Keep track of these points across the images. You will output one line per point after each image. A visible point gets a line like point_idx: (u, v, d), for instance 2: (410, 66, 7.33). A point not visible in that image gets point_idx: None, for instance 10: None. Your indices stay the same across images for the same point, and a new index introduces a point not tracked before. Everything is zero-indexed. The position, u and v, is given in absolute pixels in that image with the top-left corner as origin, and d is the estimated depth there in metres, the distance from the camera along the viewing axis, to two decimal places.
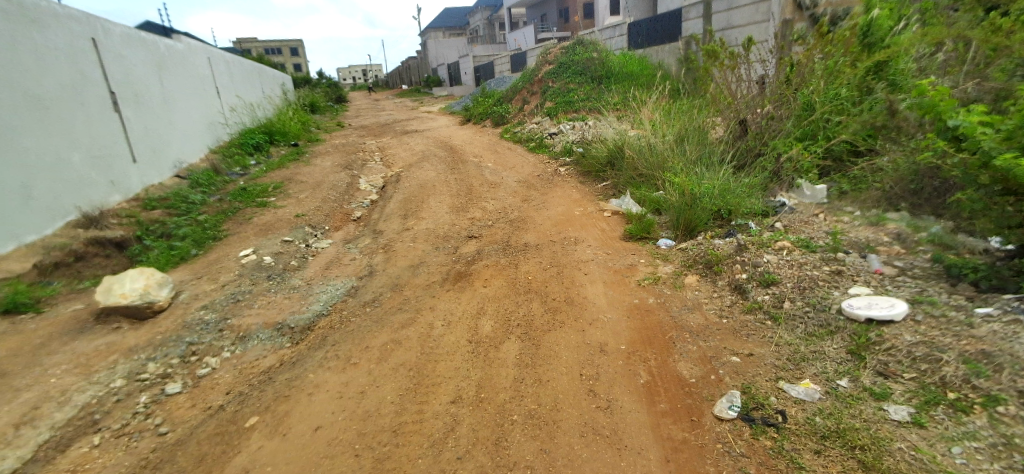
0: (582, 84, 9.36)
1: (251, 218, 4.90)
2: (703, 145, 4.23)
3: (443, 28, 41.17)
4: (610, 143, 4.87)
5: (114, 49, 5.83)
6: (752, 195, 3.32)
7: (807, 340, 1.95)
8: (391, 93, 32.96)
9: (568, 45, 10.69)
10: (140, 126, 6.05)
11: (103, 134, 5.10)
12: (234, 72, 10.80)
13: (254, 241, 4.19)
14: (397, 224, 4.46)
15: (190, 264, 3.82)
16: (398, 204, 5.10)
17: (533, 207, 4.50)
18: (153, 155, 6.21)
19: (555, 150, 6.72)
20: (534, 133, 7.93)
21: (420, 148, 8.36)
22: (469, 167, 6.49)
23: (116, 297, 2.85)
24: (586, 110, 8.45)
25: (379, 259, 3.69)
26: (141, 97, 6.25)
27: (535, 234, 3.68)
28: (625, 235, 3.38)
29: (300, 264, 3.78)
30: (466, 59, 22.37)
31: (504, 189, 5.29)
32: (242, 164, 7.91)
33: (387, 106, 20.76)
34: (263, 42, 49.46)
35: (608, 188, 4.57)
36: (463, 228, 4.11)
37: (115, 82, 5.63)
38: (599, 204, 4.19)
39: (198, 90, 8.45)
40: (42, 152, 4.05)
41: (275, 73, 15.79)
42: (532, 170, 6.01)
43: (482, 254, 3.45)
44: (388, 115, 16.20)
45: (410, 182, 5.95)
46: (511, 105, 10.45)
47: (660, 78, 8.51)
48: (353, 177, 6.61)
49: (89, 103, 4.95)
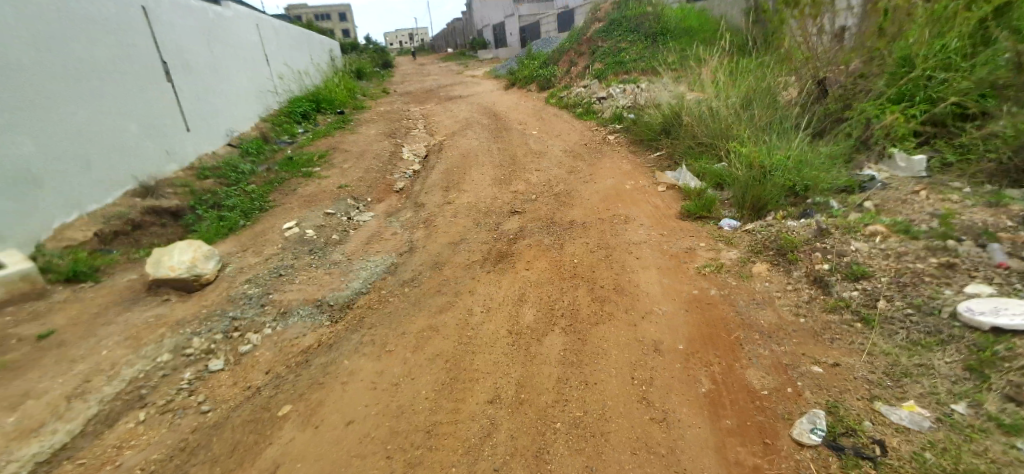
0: (634, 42, 8.72)
1: (296, 189, 4.91)
2: (776, 109, 3.74)
3: None
4: (666, 108, 4.44)
5: (164, 18, 5.88)
6: (835, 168, 2.88)
7: (908, 351, 1.66)
8: (435, 58, 32.62)
9: (620, 0, 9.97)
10: (192, 95, 6.17)
11: (157, 103, 5.20)
12: (282, 39, 10.84)
13: (298, 213, 4.18)
14: (439, 197, 4.32)
15: (238, 236, 3.85)
16: (440, 175, 4.95)
17: (581, 180, 4.20)
18: (205, 124, 6.34)
19: (605, 116, 6.30)
20: (582, 98, 7.49)
21: (464, 115, 8.13)
22: (514, 136, 6.21)
23: (164, 270, 2.86)
24: (639, 71, 7.87)
25: (420, 234, 3.58)
26: (192, 66, 6.34)
27: (583, 210, 3.42)
28: (683, 214, 3.05)
29: (342, 238, 3.73)
30: (512, 19, 21.57)
31: (550, 159, 5.00)
32: (290, 132, 8.01)
33: (431, 71, 20.52)
34: (312, 8, 49.94)
35: (664, 159, 4.18)
36: (506, 203, 3.91)
37: (166, 51, 5.70)
38: (654, 177, 3.84)
39: (246, 57, 8.53)
40: (102, 122, 4.14)
41: (322, 39, 15.83)
42: (580, 138, 5.66)
43: (525, 232, 3.24)
44: (431, 81, 15.99)
45: (453, 152, 5.77)
46: (558, 67, 9.94)
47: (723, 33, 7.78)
48: (396, 146, 6.53)
49: (141, 73, 5.02)
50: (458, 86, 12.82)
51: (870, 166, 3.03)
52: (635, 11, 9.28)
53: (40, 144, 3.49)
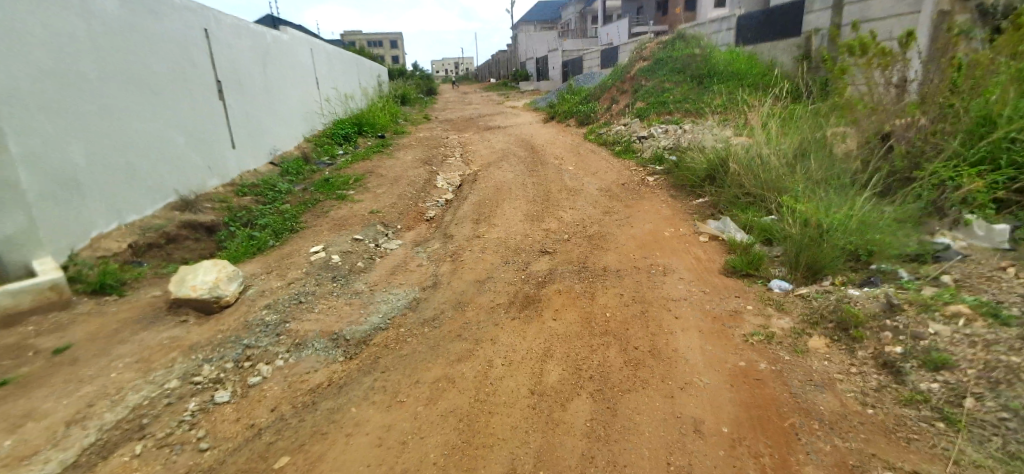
0: (679, 83, 8.61)
1: (328, 212, 4.93)
2: (831, 162, 3.50)
3: (534, 22, 41.28)
4: (711, 153, 4.24)
5: (224, 39, 6.17)
6: (902, 232, 2.60)
7: (1007, 466, 1.37)
8: (478, 87, 33.54)
9: (667, 40, 9.97)
10: (242, 113, 6.39)
11: (206, 120, 5.39)
12: (334, 63, 11.29)
13: (327, 236, 4.17)
14: (468, 229, 4.23)
15: (265, 256, 3.84)
16: (472, 206, 4.88)
17: (616, 222, 4.02)
18: (251, 142, 6.54)
19: (644, 156, 6.14)
20: (621, 136, 7.39)
21: (500, 146, 8.14)
22: (549, 170, 6.12)
23: (187, 289, 2.83)
24: (682, 112, 7.73)
25: (446, 268, 3.47)
26: (244, 86, 6.60)
27: (617, 256, 3.23)
28: (727, 268, 2.82)
29: (366, 266, 3.67)
30: (556, 54, 21.96)
31: (585, 198, 4.86)
32: (331, 153, 8.20)
33: (473, 100, 21.01)
34: (366, 36, 52.71)
35: (706, 206, 3.97)
36: (537, 241, 3.77)
37: (222, 71, 5.96)
38: (695, 225, 3.63)
39: (298, 79, 8.88)
40: (149, 136, 4.29)
41: (371, 66, 16.50)
42: (617, 178, 5.51)
43: (555, 276, 3.08)
44: (472, 109, 16.32)
45: (486, 183, 5.72)
46: (599, 103, 9.92)
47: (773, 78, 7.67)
48: (431, 173, 6.54)
49: (195, 90, 5.23)
50: (498, 117, 12.99)
51: (941, 232, 2.74)
52: (681, 52, 9.23)
53: (91, 153, 3.61)
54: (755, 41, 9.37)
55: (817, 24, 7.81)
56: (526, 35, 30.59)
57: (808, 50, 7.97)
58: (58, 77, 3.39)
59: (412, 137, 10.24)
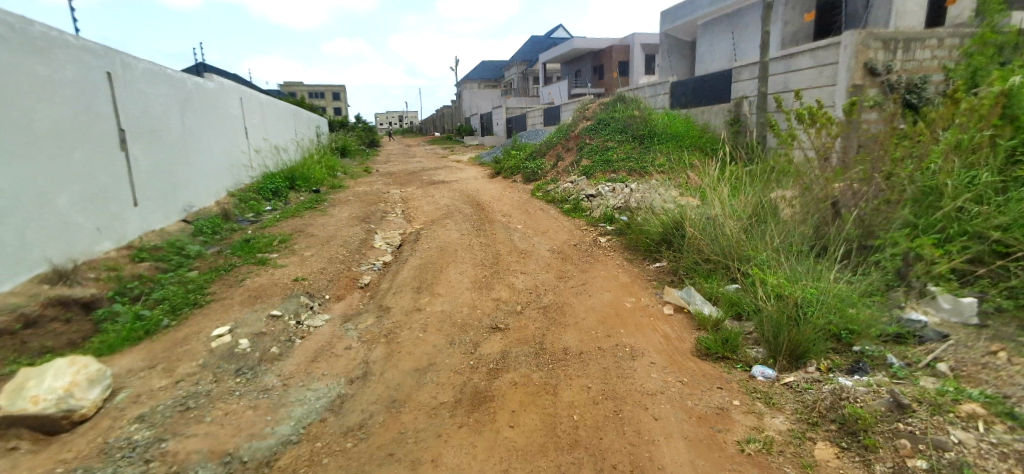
0: (622, 142, 8.80)
1: (243, 280, 4.26)
2: (787, 227, 3.42)
3: (478, 81, 42.74)
4: (665, 215, 4.10)
5: (133, 85, 5.55)
6: (876, 307, 2.45)
7: None
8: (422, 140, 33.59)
9: (607, 101, 10.33)
10: (149, 166, 5.67)
11: (101, 175, 4.68)
12: (266, 113, 10.68)
13: (237, 313, 3.51)
14: (407, 300, 3.74)
15: (152, 343, 3.11)
16: (412, 271, 4.41)
17: (572, 291, 3.69)
18: (159, 198, 5.81)
19: (593, 215, 5.99)
20: (568, 193, 7.29)
21: (445, 201, 7.79)
22: (496, 229, 5.80)
23: (23, 402, 2.11)
24: (627, 171, 7.81)
25: (379, 352, 2.94)
26: (156, 136, 5.94)
27: (577, 334, 2.87)
28: (701, 350, 2.55)
29: (282, 351, 3.05)
30: (499, 110, 22.53)
31: (536, 261, 4.54)
32: (256, 209, 7.48)
33: (416, 154, 20.80)
34: (307, 87, 52.21)
35: (664, 272, 3.75)
36: (486, 315, 3.36)
37: (127, 119, 5.29)
38: (657, 296, 3.37)
39: (224, 130, 8.22)
40: (17, 193, 3.57)
41: (310, 117, 15.97)
42: (568, 238, 5.27)
43: (509, 361, 2.66)
44: (416, 162, 16.03)
45: (429, 244, 5.28)
46: (544, 160, 9.93)
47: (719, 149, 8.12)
48: (368, 232, 6.02)
49: (90, 141, 4.57)
50: (442, 170, 12.75)
51: (910, 306, 2.59)
52: (622, 113, 9.53)
53: None
54: (688, 104, 9.91)
55: (745, 92, 8.42)
56: (470, 92, 31.43)
57: (738, 115, 8.53)
58: None
59: (350, 191, 9.69)
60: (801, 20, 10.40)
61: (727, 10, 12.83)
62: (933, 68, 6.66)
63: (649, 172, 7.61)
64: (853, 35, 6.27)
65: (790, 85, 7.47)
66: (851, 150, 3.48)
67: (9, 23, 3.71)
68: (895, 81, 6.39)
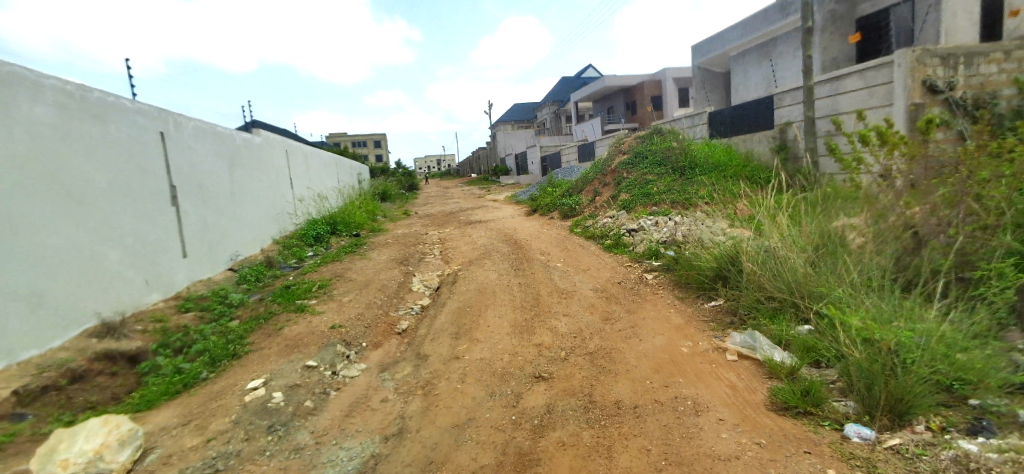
0: (661, 174, 8.55)
1: (282, 328, 4.23)
2: (860, 259, 3.07)
3: (512, 122, 43.73)
4: (717, 249, 3.81)
5: (183, 143, 5.86)
6: (989, 352, 2.12)
7: None
8: (459, 181, 34.33)
9: (643, 134, 10.17)
10: (197, 219, 5.91)
11: (150, 229, 4.88)
12: (310, 162, 11.14)
13: (274, 364, 3.44)
14: (445, 347, 3.57)
15: (190, 397, 3.06)
16: (450, 315, 4.26)
17: (621, 334, 3.42)
18: (207, 248, 6.04)
19: (637, 250, 5.72)
20: (608, 229, 7.06)
21: (482, 241, 7.71)
22: (535, 268, 5.62)
23: (53, 466, 2.02)
24: (668, 203, 7.54)
25: (417, 406, 2.76)
26: (204, 190, 6.23)
27: (630, 384, 2.60)
28: (778, 404, 2.24)
29: (316, 405, 2.92)
30: (533, 149, 22.78)
31: (579, 301, 4.31)
32: (298, 255, 7.65)
33: (454, 195, 21.17)
34: (351, 137, 55.03)
35: (722, 311, 3.43)
36: (527, 362, 3.13)
37: (176, 174, 5.56)
38: (716, 339, 3.06)
39: (270, 181, 8.58)
40: (71, 250, 3.73)
41: (352, 165, 16.62)
42: (611, 276, 5.01)
43: (554, 416, 2.41)
44: (453, 203, 16.24)
45: (467, 285, 5.14)
46: (581, 195, 9.77)
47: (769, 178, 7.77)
48: (406, 275, 5.97)
49: (141, 197, 4.81)
50: (478, 210, 12.81)
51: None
52: (660, 145, 9.32)
53: None
54: (729, 133, 9.60)
55: (789, 117, 8.07)
56: (504, 133, 32.12)
57: (784, 141, 8.16)
58: None
59: (389, 234, 9.81)
60: (842, 41, 10.01)
61: (761, 38, 12.62)
62: (1002, 83, 6.16)
63: (692, 204, 7.30)
64: (907, 52, 5.90)
65: (839, 108, 7.07)
66: (931, 171, 3.13)
67: (69, 92, 3.99)
68: (959, 98, 5.92)
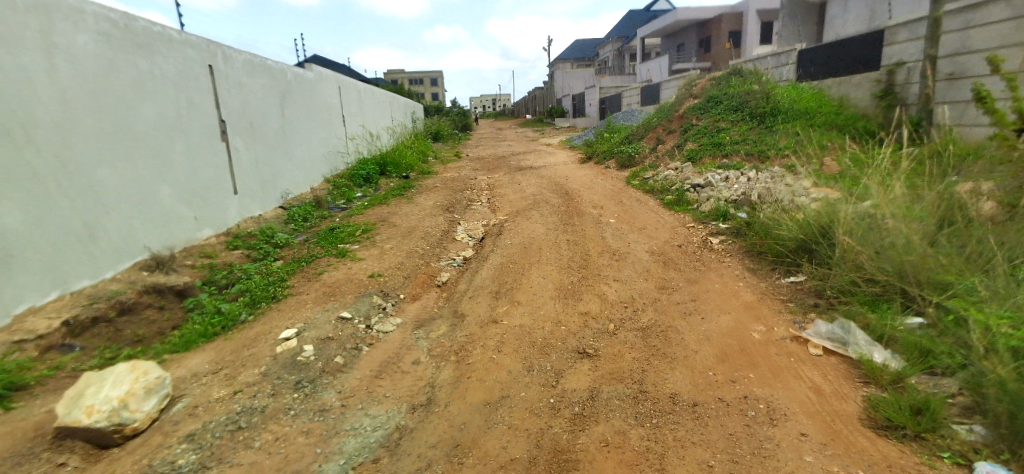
0: (736, 122, 7.64)
1: (322, 274, 4.15)
2: (1000, 242, 2.43)
3: (571, 60, 41.41)
4: (804, 217, 3.23)
5: (234, 77, 5.74)
6: None
7: None
8: (513, 123, 33.37)
9: (719, 76, 9.07)
10: (248, 156, 5.90)
11: (201, 165, 4.89)
12: (363, 101, 10.97)
13: (309, 313, 3.35)
14: (484, 308, 3.32)
15: (226, 341, 3.04)
16: (492, 272, 3.99)
17: (680, 309, 3.01)
18: (258, 186, 6.08)
19: (702, 209, 5.14)
20: (669, 183, 6.44)
21: (532, 190, 7.32)
22: (586, 224, 5.20)
23: (78, 413, 2.01)
24: (741, 156, 6.75)
25: (447, 375, 2.55)
26: (256, 126, 6.18)
27: (688, 374, 2.24)
28: (878, 420, 1.80)
29: (346, 362, 2.78)
30: (593, 90, 21.45)
31: (632, 265, 3.90)
32: (347, 196, 7.62)
33: (507, 137, 20.55)
34: (407, 74, 54.61)
35: (804, 289, 2.92)
36: (571, 334, 2.83)
37: (227, 111, 5.50)
38: (795, 325, 2.59)
39: (322, 119, 8.48)
40: (122, 186, 3.74)
41: (406, 103, 16.35)
42: (670, 238, 4.53)
43: (598, 404, 2.12)
44: (505, 147, 15.75)
45: (512, 238, 4.84)
46: (641, 143, 9.02)
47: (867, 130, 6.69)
48: (450, 223, 5.75)
49: (191, 133, 4.77)
50: (531, 155, 12.28)
51: None
52: (738, 88, 8.28)
53: (42, 212, 3.04)
54: (822, 76, 8.33)
55: (901, 57, 6.80)
56: (563, 72, 30.48)
57: (890, 86, 6.93)
58: (8, 126, 2.86)
59: (438, 177, 9.60)
60: None
61: None
62: None
63: (770, 159, 6.48)
64: None
65: (971, 45, 5.78)
66: None
67: (113, 20, 3.84)
68: None
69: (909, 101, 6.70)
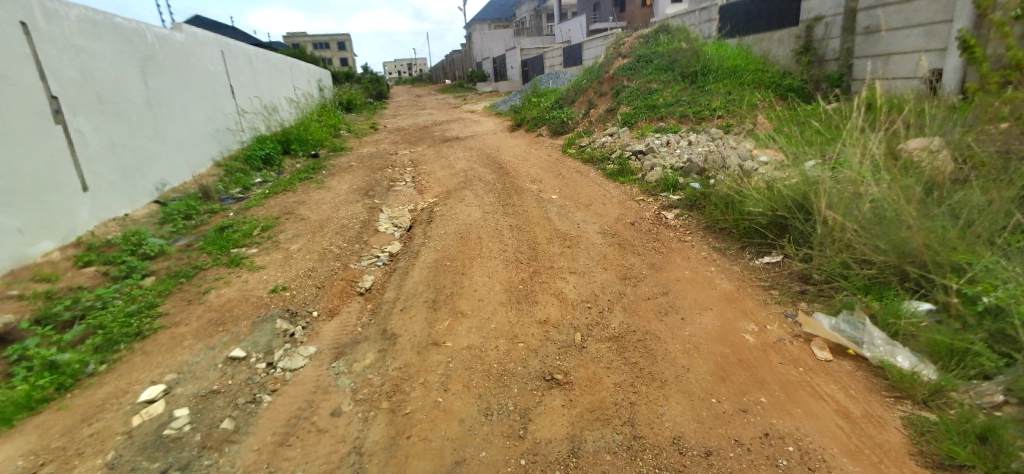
0: (668, 83, 7.36)
1: (206, 291, 3.26)
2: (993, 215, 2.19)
3: (489, 21, 39.90)
4: (778, 191, 2.88)
5: (66, 38, 4.41)
6: None
7: None
8: (433, 89, 31.75)
9: (646, 34, 8.74)
10: (101, 141, 4.64)
11: (26, 156, 3.67)
12: (256, 67, 9.45)
13: (185, 355, 2.53)
14: (420, 325, 2.69)
15: (58, 413, 2.17)
16: (426, 273, 3.34)
17: (654, 306, 2.59)
18: (121, 178, 4.87)
19: (648, 178, 4.78)
20: (608, 150, 6.05)
21: (461, 164, 6.61)
22: (527, 203, 4.66)
23: None
24: (676, 118, 6.51)
25: (378, 435, 1.92)
26: (108, 102, 4.87)
27: (687, 406, 1.80)
28: (936, 457, 1.47)
29: (237, 426, 2.06)
30: (513, 52, 20.62)
31: (587, 251, 3.44)
32: (243, 182, 6.44)
33: (428, 105, 19.32)
34: (312, 38, 50.01)
35: (786, 273, 2.61)
36: (533, 355, 2.31)
37: (60, 83, 4.21)
38: (790, 319, 2.26)
39: (203, 90, 7.08)
40: None
41: (311, 69, 14.61)
42: (621, 214, 4.12)
43: (584, 464, 1.63)
44: (427, 115, 14.67)
45: (446, 226, 4.19)
46: (573, 107, 8.56)
47: (794, 88, 6.66)
48: (371, 211, 4.95)
49: (2, 112, 3.54)
50: (456, 124, 11.43)
51: None
52: (667, 46, 7.99)
53: None
54: (744, 33, 8.25)
55: (820, 12, 6.72)
56: (481, 33, 29.13)
57: (809, 41, 6.91)
58: None
59: (353, 154, 8.55)
60: None
61: None
62: None
63: (706, 121, 6.27)
64: None
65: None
66: None
67: None
68: None
69: (828, 57, 6.70)
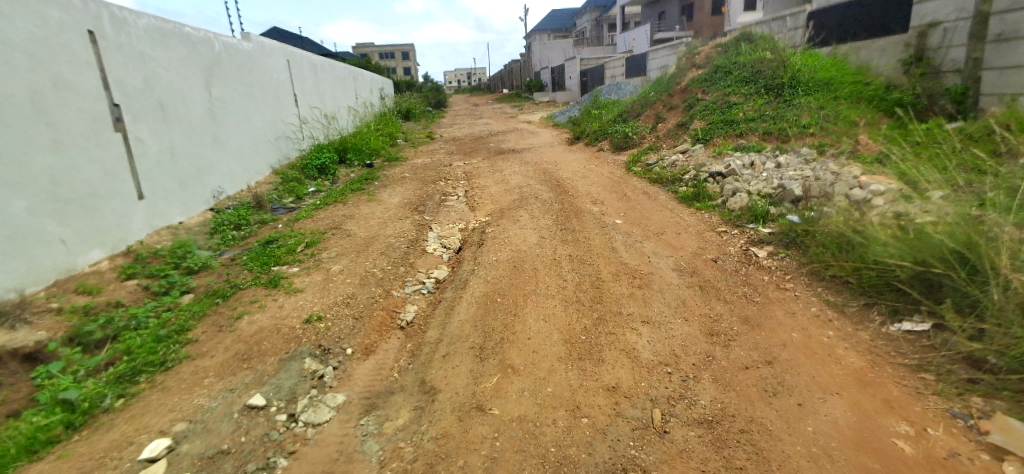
0: (749, 96, 6.64)
1: (240, 317, 3.02)
2: None
3: (548, 31, 39.82)
4: (926, 243, 2.26)
5: (132, 46, 4.44)
6: None
7: None
8: (489, 98, 31.90)
9: (724, 42, 8.03)
10: (160, 148, 4.64)
11: (83, 163, 3.65)
12: (320, 77, 9.60)
13: (203, 398, 2.25)
14: (464, 380, 2.29)
15: (58, 462, 1.92)
16: (474, 310, 2.93)
17: (756, 381, 2.04)
18: (177, 185, 4.85)
19: (730, 205, 4.16)
20: (679, 169, 5.46)
21: (516, 180, 6.22)
22: (589, 227, 4.17)
23: None
24: (759, 135, 5.82)
25: None
26: (170, 110, 4.88)
27: None
28: None
29: None
30: (572, 62, 20.18)
31: (663, 294, 2.91)
32: (297, 192, 6.38)
33: (484, 114, 19.20)
34: (377, 48, 52.11)
35: (942, 352, 1.98)
36: (600, 438, 1.83)
37: (123, 90, 4.21)
38: (963, 425, 1.68)
39: (265, 98, 7.15)
40: None
41: (373, 77, 14.84)
42: (700, 247, 3.56)
43: None
44: (483, 125, 14.50)
45: (499, 252, 3.79)
46: (638, 121, 7.98)
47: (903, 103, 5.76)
48: (420, 228, 4.65)
49: (62, 119, 3.52)
50: (511, 135, 11.12)
51: None
52: (749, 56, 7.26)
53: None
54: (839, 41, 7.34)
55: (935, 16, 5.76)
56: (540, 43, 28.93)
57: (921, 50, 5.95)
58: None
59: (407, 164, 8.40)
60: None
61: None
62: None
63: (795, 138, 5.52)
64: None
65: None
66: None
67: None
68: None
69: (945, 68, 5.72)
